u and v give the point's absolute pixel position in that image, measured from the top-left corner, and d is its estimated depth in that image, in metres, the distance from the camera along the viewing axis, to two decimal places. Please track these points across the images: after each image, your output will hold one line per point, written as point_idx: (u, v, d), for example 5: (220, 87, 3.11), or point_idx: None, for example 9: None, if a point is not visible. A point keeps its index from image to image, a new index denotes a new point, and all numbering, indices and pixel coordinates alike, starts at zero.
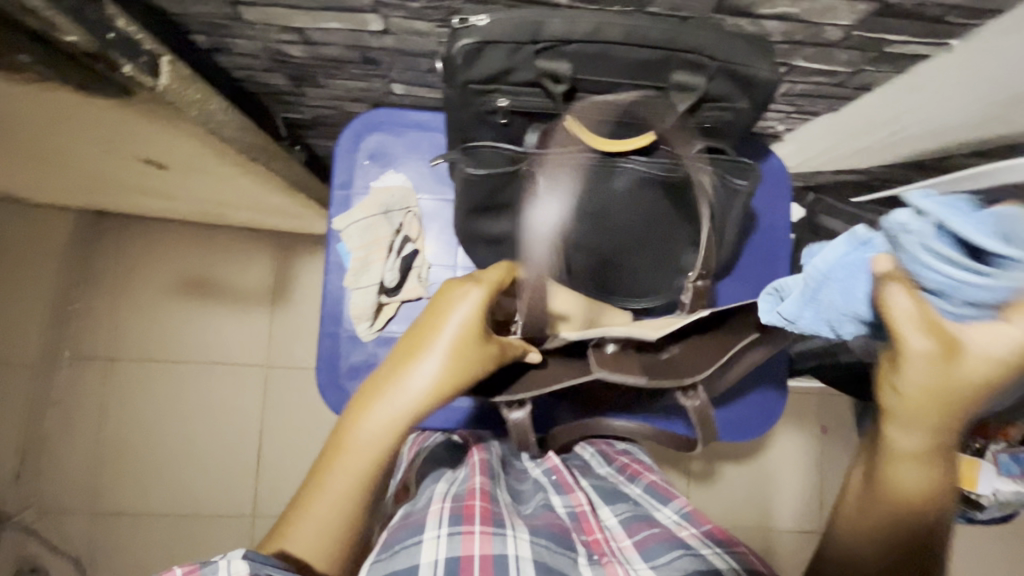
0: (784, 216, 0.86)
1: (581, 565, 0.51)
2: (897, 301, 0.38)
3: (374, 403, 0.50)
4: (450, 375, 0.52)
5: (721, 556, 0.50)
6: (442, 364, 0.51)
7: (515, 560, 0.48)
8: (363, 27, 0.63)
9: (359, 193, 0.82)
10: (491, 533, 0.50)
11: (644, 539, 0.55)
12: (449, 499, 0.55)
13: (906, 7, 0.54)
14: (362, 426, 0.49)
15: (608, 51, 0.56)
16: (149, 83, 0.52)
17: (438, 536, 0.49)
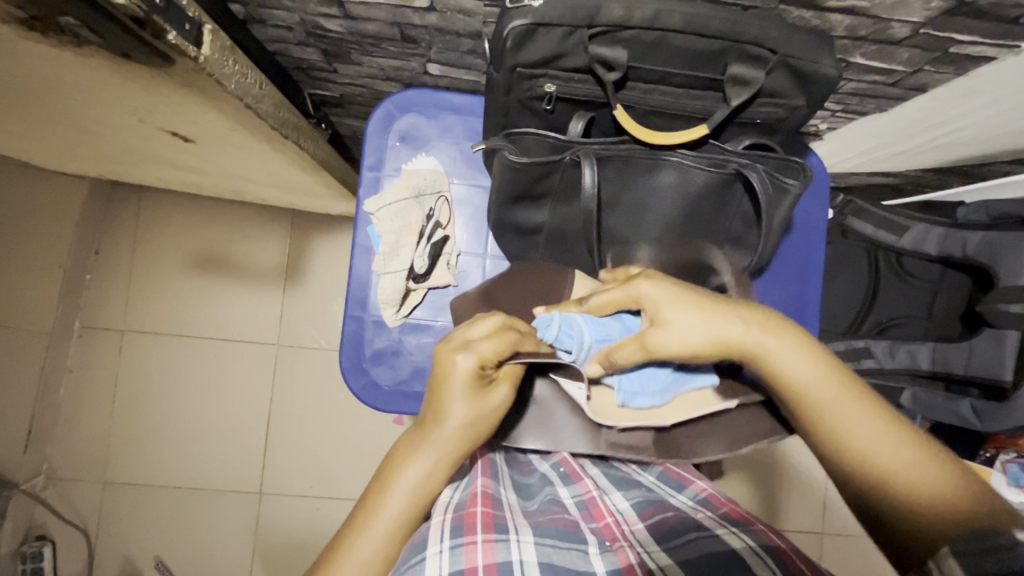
0: (820, 218, 0.85)
1: (592, 555, 0.49)
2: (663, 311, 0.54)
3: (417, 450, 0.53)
4: (478, 421, 0.54)
5: (735, 535, 0.50)
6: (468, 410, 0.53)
7: (521, 563, 0.45)
8: (408, 3, 0.61)
9: (390, 176, 0.80)
10: (493, 540, 0.47)
11: (658, 522, 0.54)
12: (450, 509, 0.52)
13: (982, 6, 0.51)
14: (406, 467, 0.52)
15: (665, 39, 0.55)
16: (193, 53, 0.51)
17: (439, 551, 0.45)
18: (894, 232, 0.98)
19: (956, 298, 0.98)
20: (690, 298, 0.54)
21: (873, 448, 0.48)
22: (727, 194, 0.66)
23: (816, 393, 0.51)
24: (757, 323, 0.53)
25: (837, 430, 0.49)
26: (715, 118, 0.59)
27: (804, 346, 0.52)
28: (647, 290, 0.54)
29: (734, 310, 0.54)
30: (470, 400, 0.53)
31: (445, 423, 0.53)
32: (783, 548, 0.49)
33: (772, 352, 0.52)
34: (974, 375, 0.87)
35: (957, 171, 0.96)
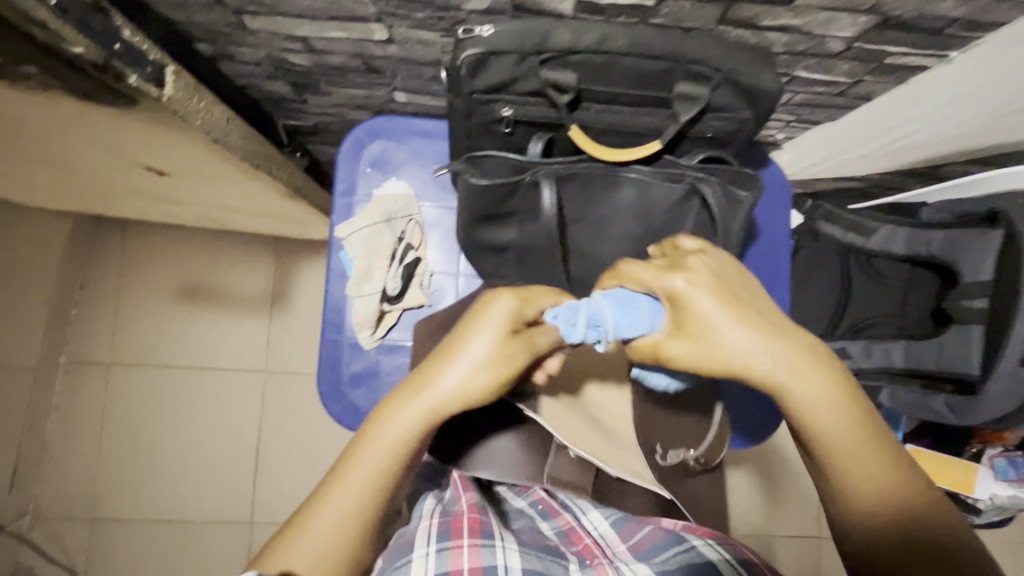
0: (784, 224, 0.87)
1: (572, 571, 0.50)
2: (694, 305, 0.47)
3: (401, 402, 0.48)
4: (481, 381, 0.48)
5: (712, 548, 0.51)
6: (473, 365, 0.48)
7: (505, 570, 0.47)
8: (367, 36, 0.63)
9: (362, 201, 0.82)
10: (479, 545, 0.49)
11: (640, 541, 0.55)
12: (437, 516, 0.53)
13: (907, 20, 0.54)
14: (390, 417, 0.48)
15: (613, 62, 0.57)
16: (155, 94, 0.53)
17: (426, 554, 0.47)
18: (862, 234, 1.01)
19: (926, 296, 1.01)
20: (747, 317, 0.48)
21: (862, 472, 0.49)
22: (685, 208, 0.68)
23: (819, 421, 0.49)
24: (792, 360, 0.48)
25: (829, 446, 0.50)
26: (667, 133, 0.61)
27: (835, 389, 0.50)
28: (683, 283, 0.47)
29: (774, 339, 0.48)
30: (486, 344, 0.48)
31: (441, 381, 0.48)
32: (755, 561, 0.51)
33: (795, 392, 0.49)
34: (945, 372, 0.89)
35: (915, 173, 0.98)
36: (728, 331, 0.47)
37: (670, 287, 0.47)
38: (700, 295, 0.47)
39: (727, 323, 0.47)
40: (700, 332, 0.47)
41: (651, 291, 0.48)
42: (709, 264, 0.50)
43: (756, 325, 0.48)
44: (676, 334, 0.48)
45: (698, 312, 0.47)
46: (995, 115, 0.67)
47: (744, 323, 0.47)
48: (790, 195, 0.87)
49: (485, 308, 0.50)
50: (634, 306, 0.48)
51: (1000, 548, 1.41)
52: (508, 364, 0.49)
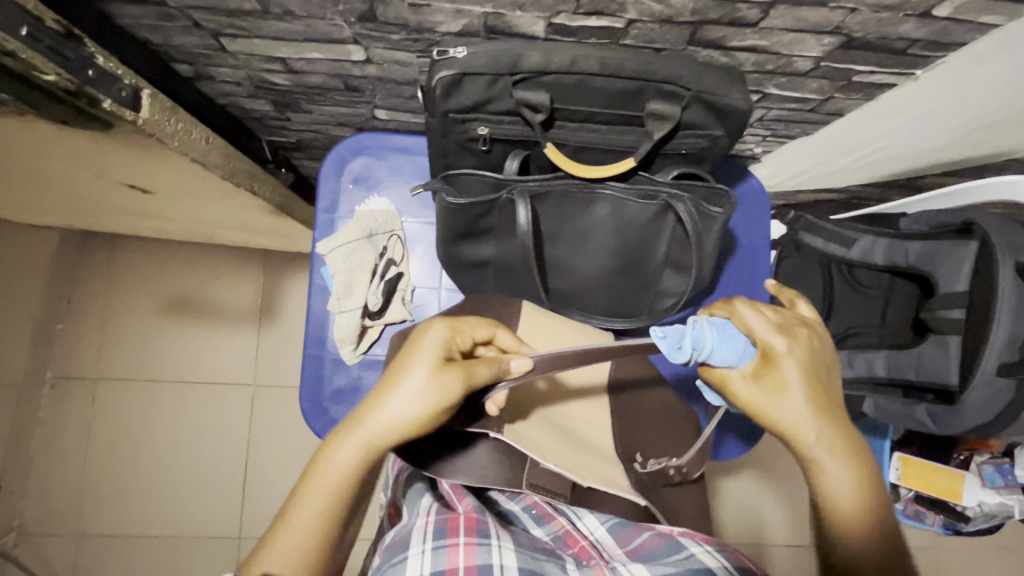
0: (763, 236, 0.88)
1: (569, 570, 0.53)
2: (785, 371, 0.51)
3: (342, 440, 0.49)
4: (418, 418, 0.49)
5: (711, 554, 0.53)
6: (409, 401, 0.49)
7: (501, 569, 0.49)
8: (345, 57, 0.64)
9: (344, 218, 0.82)
10: (475, 543, 0.50)
11: (641, 545, 0.57)
12: (433, 513, 0.55)
13: (870, 40, 0.55)
14: (333, 457, 0.48)
15: (586, 82, 0.58)
16: (130, 117, 0.53)
17: (422, 552, 0.50)
18: (842, 245, 1.02)
19: (907, 307, 1.02)
20: (818, 396, 0.51)
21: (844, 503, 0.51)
22: (660, 224, 0.69)
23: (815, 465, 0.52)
24: (831, 442, 0.52)
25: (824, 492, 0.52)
26: (640, 151, 0.62)
27: (862, 474, 0.51)
28: (786, 346, 0.51)
29: (831, 420, 0.52)
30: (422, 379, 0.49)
31: (381, 414, 0.49)
32: (751, 568, 0.53)
33: (827, 471, 0.51)
34: (925, 383, 0.90)
35: (894, 184, 1.00)
36: (799, 404, 0.51)
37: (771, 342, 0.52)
38: (790, 363, 0.51)
39: (801, 400, 0.51)
40: (781, 396, 0.51)
41: (751, 337, 0.53)
42: (806, 339, 0.53)
43: (821, 398, 0.52)
44: (750, 379, 0.52)
45: (782, 375, 0.51)
46: (962, 131, 0.68)
47: (814, 399, 0.51)
48: (769, 207, 0.88)
49: (420, 342, 0.52)
50: (733, 341, 0.53)
51: (990, 556, 1.41)
52: (444, 399, 0.49)
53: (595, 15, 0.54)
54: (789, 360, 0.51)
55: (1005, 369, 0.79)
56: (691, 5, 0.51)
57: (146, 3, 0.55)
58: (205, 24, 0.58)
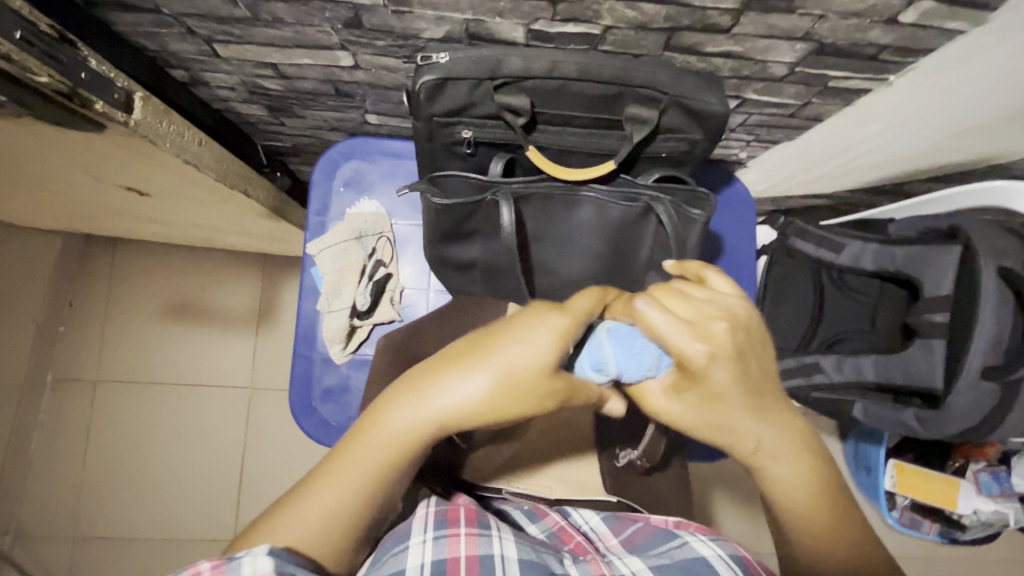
0: (749, 239, 0.89)
1: (566, 562, 0.51)
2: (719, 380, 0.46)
3: (404, 404, 0.45)
4: (489, 405, 0.43)
5: (704, 543, 0.52)
6: (492, 388, 0.43)
7: (501, 559, 0.48)
8: (334, 62, 0.66)
9: (335, 220, 0.84)
10: (476, 534, 0.51)
11: (631, 538, 0.58)
12: (433, 506, 0.56)
13: (841, 46, 0.57)
14: (387, 420, 0.45)
15: (565, 86, 0.60)
16: (122, 119, 0.56)
17: (423, 541, 0.49)
18: (831, 250, 1.02)
19: (898, 313, 1.02)
20: (751, 400, 0.48)
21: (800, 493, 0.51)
22: (643, 226, 0.70)
23: (753, 454, 0.50)
24: (775, 446, 0.50)
25: (773, 480, 0.51)
26: (621, 154, 0.63)
27: (810, 468, 0.51)
28: (705, 356, 0.44)
29: (772, 422, 0.50)
30: (516, 368, 0.43)
31: (452, 389, 0.44)
32: (746, 557, 0.51)
33: (771, 467, 0.51)
34: (910, 387, 0.90)
35: (881, 190, 1.01)
36: (727, 412, 0.48)
37: (689, 349, 0.44)
38: (719, 367, 0.45)
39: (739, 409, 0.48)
40: (711, 402, 0.47)
41: (666, 346, 0.43)
42: (738, 331, 0.45)
43: (758, 401, 0.48)
44: (669, 394, 0.46)
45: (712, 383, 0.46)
46: (941, 136, 0.70)
47: (747, 398, 0.47)
48: (755, 212, 0.89)
49: (529, 325, 0.44)
50: (640, 351, 0.44)
51: (988, 565, 1.40)
52: (536, 398, 0.43)
53: (572, 21, 0.56)
54: (722, 363, 0.45)
55: (988, 372, 0.80)
56: (664, 11, 0.53)
57: (141, 10, 0.57)
58: (198, 30, 0.60)
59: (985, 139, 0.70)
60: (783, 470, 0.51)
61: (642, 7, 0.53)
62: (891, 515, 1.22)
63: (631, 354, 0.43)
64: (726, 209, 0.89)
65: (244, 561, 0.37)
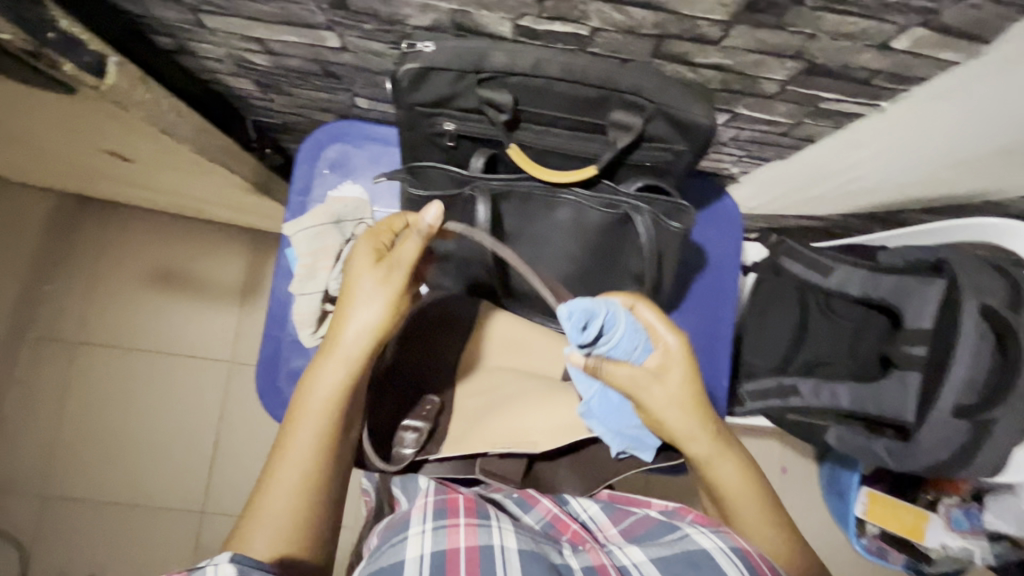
0: (733, 254, 0.88)
1: (566, 554, 0.51)
2: (669, 353, 0.61)
3: (323, 370, 0.56)
4: (383, 318, 0.57)
5: (705, 535, 0.52)
6: (370, 306, 0.57)
7: (501, 549, 0.47)
8: (321, 42, 0.65)
9: (316, 202, 0.83)
10: (475, 524, 0.50)
11: (633, 528, 0.58)
12: (432, 494, 0.56)
13: (833, 68, 0.56)
14: (313, 390, 0.55)
15: (550, 86, 0.58)
16: (94, 83, 0.56)
17: (423, 532, 0.49)
18: (819, 272, 0.99)
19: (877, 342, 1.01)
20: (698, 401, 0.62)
21: (741, 493, 0.63)
22: (622, 234, 0.69)
23: (701, 453, 0.63)
24: (714, 445, 0.64)
25: (717, 478, 0.64)
26: (603, 159, 0.63)
27: (741, 461, 0.64)
28: (676, 341, 0.61)
29: (714, 424, 0.64)
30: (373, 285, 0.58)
31: (350, 325, 0.57)
32: (747, 548, 0.51)
33: (716, 466, 0.64)
34: (881, 417, 0.90)
35: (873, 217, 1.00)
36: (670, 382, 0.61)
37: (664, 337, 0.61)
38: (665, 340, 0.61)
39: (679, 394, 0.61)
40: (659, 374, 0.61)
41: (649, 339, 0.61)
42: (672, 342, 0.61)
43: (698, 399, 0.62)
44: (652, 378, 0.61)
45: (664, 346, 0.61)
46: (930, 167, 0.69)
47: (688, 387, 0.62)
48: (743, 229, 0.88)
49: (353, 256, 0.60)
50: (634, 340, 0.59)
51: None
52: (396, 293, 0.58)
53: (559, 20, 0.54)
54: (659, 337, 0.61)
55: (959, 410, 0.79)
56: (652, 17, 0.52)
57: None
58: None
59: (975, 174, 0.69)
60: (725, 472, 0.64)
61: (629, 11, 0.51)
62: (859, 542, 1.23)
63: (623, 337, 0.58)
64: (711, 222, 0.88)
65: (208, 569, 0.38)
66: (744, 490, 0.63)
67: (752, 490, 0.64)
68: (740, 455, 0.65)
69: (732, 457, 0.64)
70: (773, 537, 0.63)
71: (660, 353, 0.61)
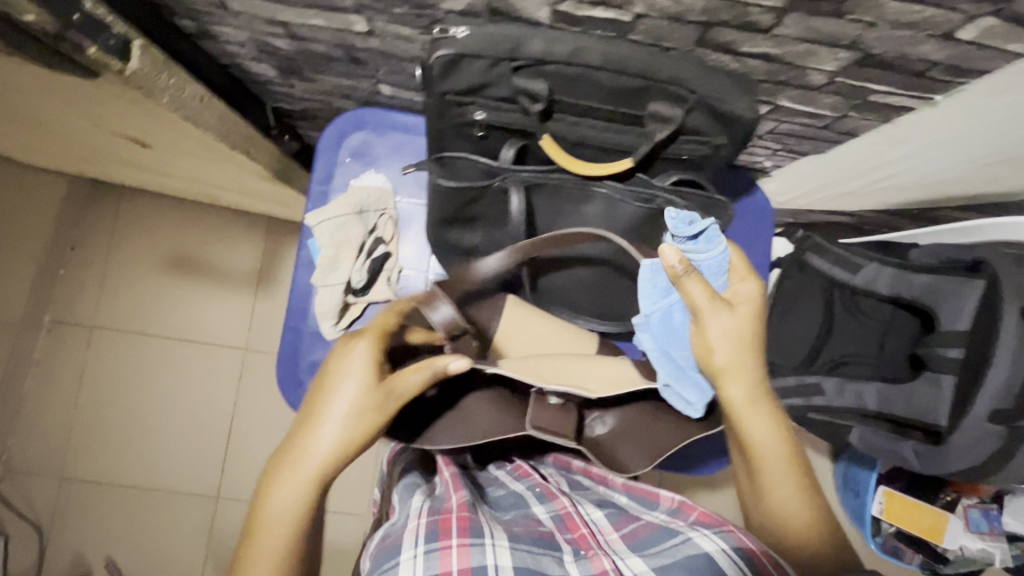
0: (763, 251, 0.86)
1: (567, 562, 0.49)
2: (742, 293, 0.62)
3: (283, 478, 0.48)
4: (354, 437, 0.50)
5: (708, 538, 0.50)
6: (345, 419, 0.50)
7: (495, 570, 0.46)
8: (348, 27, 0.62)
9: (338, 191, 0.81)
10: (469, 545, 0.48)
11: (634, 532, 0.54)
12: (426, 514, 0.53)
13: (888, 59, 0.53)
14: (272, 502, 0.48)
15: (587, 74, 0.56)
16: (117, 66, 0.55)
17: (414, 557, 0.47)
18: (847, 269, 0.96)
19: (904, 340, 0.99)
20: (751, 343, 0.61)
21: (772, 451, 0.61)
22: (656, 228, 0.68)
23: (738, 402, 0.61)
24: (751, 396, 0.61)
25: (748, 430, 0.61)
26: (640, 151, 0.60)
27: (774, 418, 0.61)
28: (755, 287, 0.62)
29: (760, 374, 0.62)
30: (355, 395, 0.50)
31: (319, 435, 0.49)
32: (752, 549, 0.50)
33: (750, 418, 0.61)
34: (911, 420, 0.88)
35: (908, 214, 0.97)
36: (738, 316, 0.61)
37: (744, 279, 0.62)
38: (745, 285, 0.62)
39: (743, 329, 0.60)
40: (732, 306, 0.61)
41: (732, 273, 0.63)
42: (750, 285, 0.62)
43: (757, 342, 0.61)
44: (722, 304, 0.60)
45: (742, 286, 0.62)
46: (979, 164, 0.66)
47: (748, 327, 0.61)
48: (773, 226, 0.86)
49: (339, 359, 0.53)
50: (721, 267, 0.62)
51: None
52: (377, 407, 0.51)
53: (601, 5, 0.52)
54: (743, 282, 0.62)
55: (996, 415, 0.77)
56: (700, 3, 0.49)
57: None
58: None
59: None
60: (760, 426, 0.61)
61: None
62: (874, 541, 1.20)
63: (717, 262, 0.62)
64: (742, 217, 0.85)
65: None
66: (776, 449, 0.61)
67: (784, 451, 0.61)
68: (776, 413, 0.62)
69: (767, 414, 0.61)
70: (800, 507, 0.60)
71: (735, 288, 0.62)
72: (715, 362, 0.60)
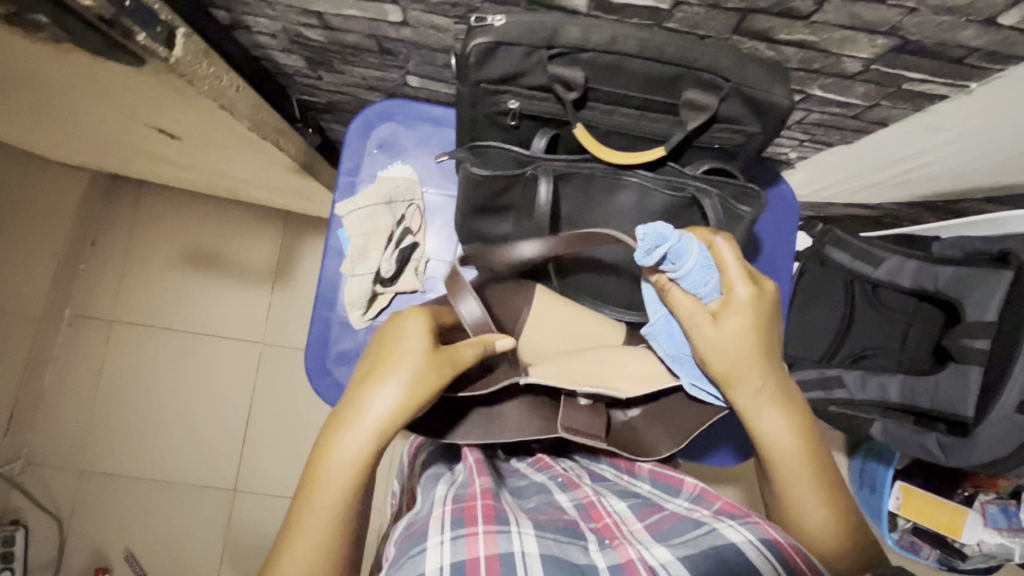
0: (787, 242, 0.86)
1: (592, 551, 0.48)
2: (738, 299, 0.58)
3: (344, 432, 0.49)
4: (409, 402, 0.50)
5: (736, 528, 0.49)
6: (404, 378, 0.50)
7: (522, 557, 0.45)
8: (383, 17, 0.63)
9: (365, 181, 0.82)
10: (495, 532, 0.47)
11: (657, 522, 0.52)
12: (449, 502, 0.52)
13: (926, 45, 0.53)
14: (332, 456, 0.48)
15: (622, 62, 0.56)
16: (162, 54, 0.56)
17: (441, 543, 0.46)
18: (870, 263, 0.96)
19: (930, 334, 0.98)
20: (759, 342, 0.59)
21: (787, 450, 0.59)
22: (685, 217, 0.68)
23: (745, 403, 0.60)
24: (763, 395, 0.59)
25: (759, 432, 0.60)
26: (672, 140, 0.60)
27: (787, 417, 0.59)
28: (746, 292, 0.58)
29: (770, 374, 0.60)
30: (414, 359, 0.51)
31: (379, 396, 0.50)
32: (779, 541, 0.49)
33: (762, 417, 0.59)
34: (940, 411, 0.86)
35: (931, 206, 0.97)
36: (734, 321, 0.58)
37: (735, 286, 0.58)
38: (739, 285, 0.58)
39: (746, 333, 0.58)
40: (721, 316, 0.58)
41: (723, 278, 0.59)
42: (745, 289, 0.58)
43: (763, 344, 0.59)
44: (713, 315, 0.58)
45: (734, 291, 0.58)
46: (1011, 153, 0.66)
47: (753, 327, 0.59)
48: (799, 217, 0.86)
49: (399, 327, 0.54)
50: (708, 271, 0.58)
51: None
52: (434, 372, 0.51)
53: None
54: (737, 284, 0.58)
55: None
56: None
57: None
58: None
59: None
60: (773, 425, 0.59)
61: None
62: (890, 537, 1.20)
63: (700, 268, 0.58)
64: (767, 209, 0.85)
65: None
66: (792, 449, 0.59)
67: (803, 448, 0.59)
68: (794, 409, 0.60)
69: (781, 412, 0.59)
70: (824, 503, 0.58)
71: (728, 294, 0.59)
72: (715, 370, 0.59)
